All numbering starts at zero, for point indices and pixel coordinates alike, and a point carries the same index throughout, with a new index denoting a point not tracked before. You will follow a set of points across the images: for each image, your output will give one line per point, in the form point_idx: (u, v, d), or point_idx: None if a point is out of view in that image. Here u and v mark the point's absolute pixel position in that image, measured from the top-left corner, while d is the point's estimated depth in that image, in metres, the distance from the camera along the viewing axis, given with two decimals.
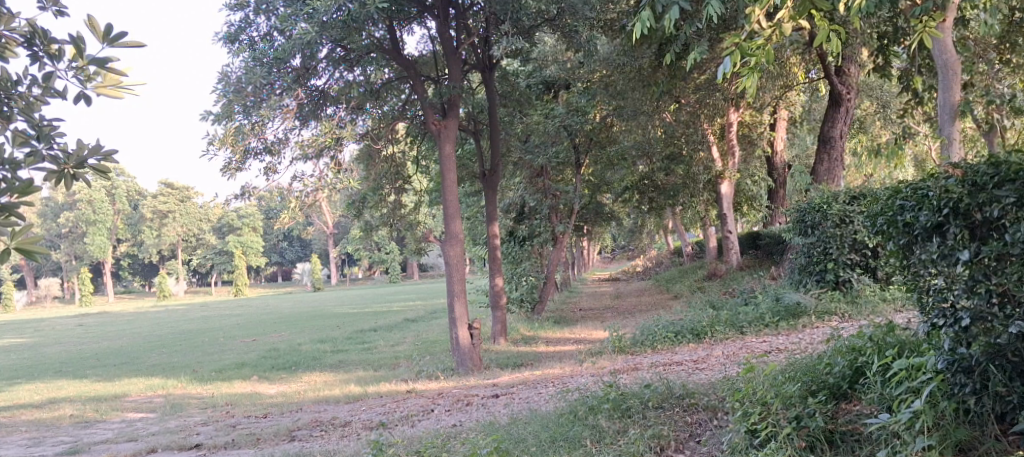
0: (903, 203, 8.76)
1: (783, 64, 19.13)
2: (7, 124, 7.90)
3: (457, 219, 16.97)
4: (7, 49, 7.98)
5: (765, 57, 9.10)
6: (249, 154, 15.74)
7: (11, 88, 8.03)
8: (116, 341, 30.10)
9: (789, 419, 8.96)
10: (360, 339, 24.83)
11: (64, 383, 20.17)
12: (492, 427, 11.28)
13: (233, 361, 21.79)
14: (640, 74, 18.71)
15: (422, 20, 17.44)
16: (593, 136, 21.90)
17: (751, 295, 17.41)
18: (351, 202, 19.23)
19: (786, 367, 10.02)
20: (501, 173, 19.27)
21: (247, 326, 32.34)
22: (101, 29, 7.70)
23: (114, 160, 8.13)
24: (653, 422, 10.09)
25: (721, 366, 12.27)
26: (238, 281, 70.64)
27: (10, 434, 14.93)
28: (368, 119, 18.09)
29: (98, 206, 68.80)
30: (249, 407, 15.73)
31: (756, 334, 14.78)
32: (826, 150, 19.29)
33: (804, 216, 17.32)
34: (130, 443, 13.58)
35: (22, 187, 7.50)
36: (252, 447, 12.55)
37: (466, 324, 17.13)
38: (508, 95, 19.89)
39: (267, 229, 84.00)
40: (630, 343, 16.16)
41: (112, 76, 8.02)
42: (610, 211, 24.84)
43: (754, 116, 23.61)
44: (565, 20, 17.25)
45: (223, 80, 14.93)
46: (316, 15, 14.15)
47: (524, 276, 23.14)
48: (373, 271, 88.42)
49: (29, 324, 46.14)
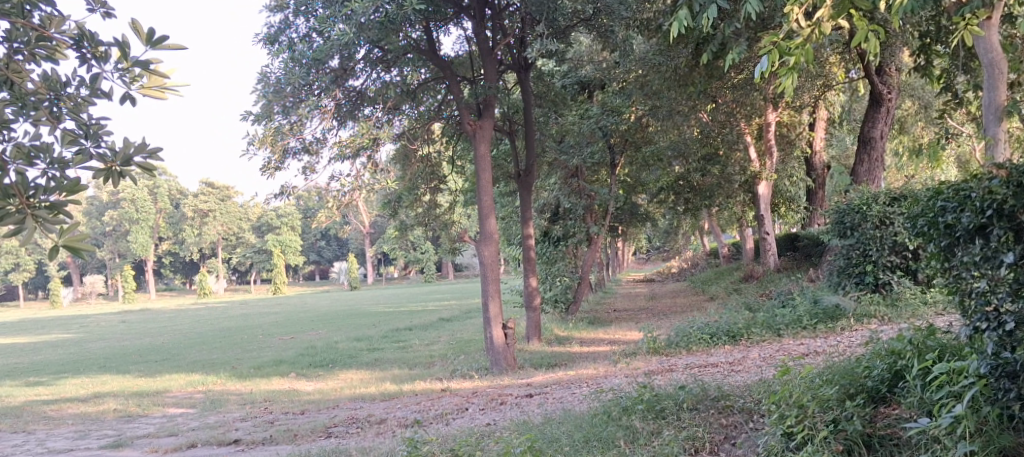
0: (945, 204, 8.69)
1: (823, 63, 18.93)
2: (58, 123, 8.13)
3: (492, 218, 16.98)
4: (57, 52, 8.26)
5: (803, 56, 9.04)
6: (288, 154, 15.89)
7: (62, 89, 8.27)
8: (158, 337, 30.54)
9: (826, 422, 8.93)
10: (395, 338, 24.98)
11: (107, 378, 20.49)
12: (526, 426, 11.32)
13: (271, 358, 22.02)
14: (676, 74, 18.39)
15: (458, 20, 17.48)
16: (628, 137, 21.87)
17: (788, 297, 17.28)
18: (387, 202, 19.36)
19: (823, 370, 9.93)
20: (536, 173, 19.26)
21: (285, 324, 32.68)
22: (144, 31, 7.86)
23: (160, 158, 8.29)
24: (687, 424, 10.09)
25: (758, 369, 12.20)
26: (277, 279, 71.18)
27: (57, 427, 15.21)
28: (404, 119, 18.20)
29: (140, 204, 69.89)
30: (287, 403, 15.90)
31: (793, 337, 14.67)
32: (866, 151, 19.07)
33: (842, 218, 17.10)
34: (171, 437, 13.76)
35: (70, 186, 7.73)
36: (289, 443, 12.68)
37: (501, 323, 17.13)
38: (543, 95, 20.11)
39: (304, 227, 84.71)
40: (665, 344, 16.09)
41: (156, 77, 8.19)
42: (645, 212, 24.67)
43: (793, 116, 23.25)
44: (601, 19, 17.41)
45: (263, 81, 15.22)
46: (353, 16, 14.21)
47: (559, 276, 23.10)
48: (408, 270, 88.87)
49: (74, 320, 46.91)
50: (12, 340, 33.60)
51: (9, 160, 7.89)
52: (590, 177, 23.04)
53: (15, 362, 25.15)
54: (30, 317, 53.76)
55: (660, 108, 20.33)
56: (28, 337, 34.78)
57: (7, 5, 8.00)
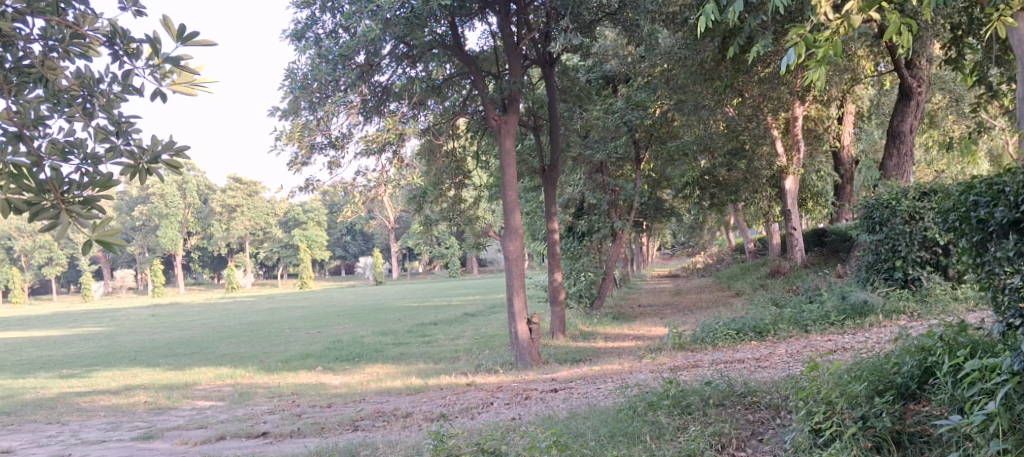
0: (978, 199, 9.26)
1: (852, 56, 18.76)
2: (91, 120, 8.53)
3: (518, 214, 16.96)
4: (91, 49, 8.56)
5: (830, 49, 8.97)
6: (315, 149, 15.96)
7: (95, 85, 8.64)
8: (187, 330, 30.79)
9: (855, 418, 8.89)
10: (420, 332, 25.04)
11: (138, 371, 20.70)
12: (552, 421, 11.32)
13: (299, 352, 22.16)
14: (702, 68, 18.33)
15: (483, 15, 17.47)
16: (653, 131, 21.76)
17: (815, 293, 17.17)
18: (412, 197, 19.52)
19: (851, 366, 9.86)
20: (560, 168, 19.24)
21: (311, 318, 32.85)
22: (176, 28, 7.97)
23: (186, 156, 8.41)
24: (714, 419, 10.05)
25: (785, 365, 12.14)
26: (303, 274, 71.60)
27: (90, 418, 15.39)
28: (429, 114, 18.23)
29: (169, 199, 70.54)
30: (314, 396, 16.00)
31: (821, 333, 14.57)
32: (895, 145, 18.91)
33: (872, 212, 16.99)
34: (200, 429, 13.88)
35: (102, 182, 8.15)
36: (317, 436, 12.76)
37: (526, 318, 17.11)
38: (568, 90, 20.03)
39: (330, 222, 85.06)
40: (690, 340, 16.02)
41: (186, 74, 8.30)
42: (670, 207, 24.40)
43: (821, 111, 23.11)
44: (627, 14, 17.29)
45: (291, 76, 15.38)
46: (380, 12, 14.27)
47: (583, 271, 23.06)
48: (433, 264, 89.06)
49: (105, 313, 47.37)
50: (45, 333, 34.03)
51: (43, 156, 8.16)
52: (614, 172, 22.98)
53: (48, 354, 25.48)
54: (66, 310, 54.56)
55: (685, 102, 20.04)
56: (60, 330, 35.25)
57: (42, 3, 8.36)
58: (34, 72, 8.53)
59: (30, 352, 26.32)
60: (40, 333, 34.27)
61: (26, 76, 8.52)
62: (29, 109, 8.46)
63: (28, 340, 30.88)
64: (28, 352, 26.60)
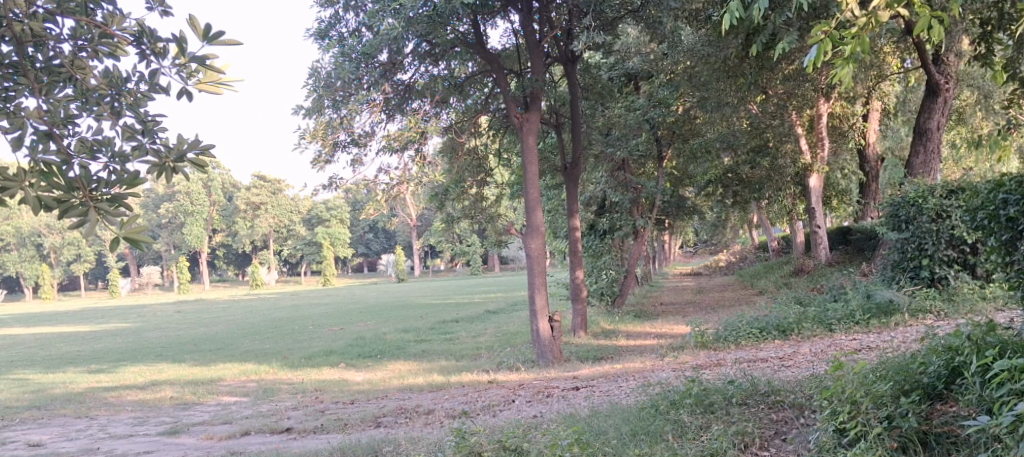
0: (1008, 196, 9.57)
1: (878, 52, 18.58)
2: (118, 118, 8.76)
3: (539, 211, 16.93)
4: (118, 49, 8.81)
5: (859, 46, 8.88)
6: (337, 148, 16.00)
7: (122, 85, 8.89)
8: (212, 327, 31.00)
9: (880, 419, 8.84)
10: (442, 329, 25.08)
11: (164, 367, 20.88)
12: (573, 418, 11.30)
13: (322, 349, 22.24)
14: (725, 65, 18.17)
15: (505, 13, 17.44)
16: (675, 129, 21.62)
17: (840, 292, 16.99)
18: (434, 194, 19.41)
19: (877, 366, 9.78)
20: (582, 166, 19.18)
21: (335, 315, 33.01)
22: (201, 27, 8.42)
23: (211, 154, 8.58)
24: (737, 418, 9.99)
25: (809, 364, 12.04)
26: (327, 271, 71.87)
27: (117, 413, 15.53)
28: (450, 112, 18.05)
29: (195, 196, 71.26)
30: (337, 393, 16.05)
31: (846, 332, 14.45)
32: (922, 142, 18.70)
33: (897, 211, 16.84)
34: (226, 425, 13.96)
35: (129, 180, 8.35)
36: (340, 432, 12.81)
37: (547, 316, 17.08)
38: (590, 88, 19.99)
39: (352, 220, 85.31)
40: (713, 338, 15.92)
41: (211, 73, 8.69)
42: (693, 205, 24.06)
43: (845, 107, 23.01)
44: (649, 11, 17.19)
45: (314, 75, 15.41)
46: (402, 10, 14.40)
47: (605, 269, 23.01)
48: (456, 262, 88.97)
49: (131, 310, 47.77)
50: (75, 329, 34.43)
51: (73, 154, 8.39)
52: (636, 169, 22.85)
53: (76, 349, 25.76)
54: (96, 306, 55.26)
55: (708, 99, 19.85)
56: (89, 326, 35.64)
57: (72, 4, 8.69)
58: (63, 72, 8.82)
59: (59, 348, 26.62)
60: (70, 329, 34.67)
61: (55, 75, 8.81)
62: (59, 108, 8.70)
63: (58, 335, 31.26)
64: (57, 347, 26.91)
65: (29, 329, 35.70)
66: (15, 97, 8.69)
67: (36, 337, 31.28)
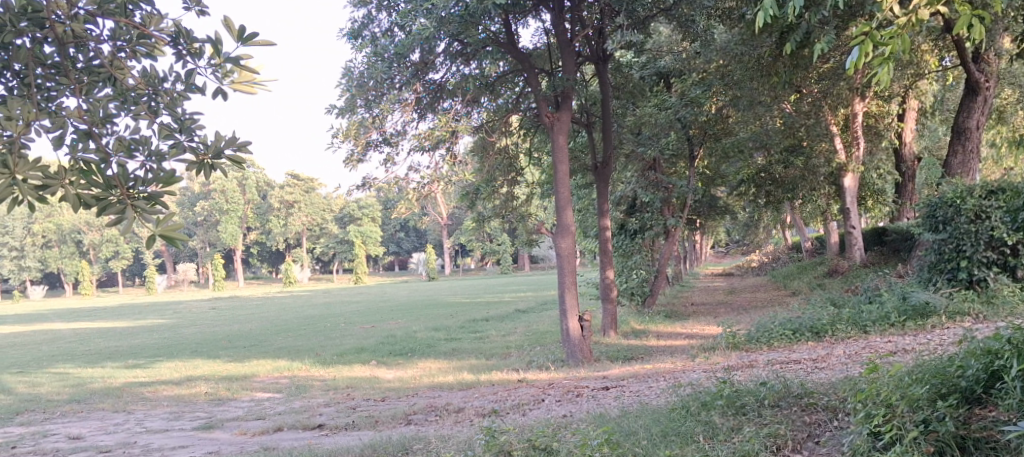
0: None
1: (915, 52, 18.36)
2: (156, 117, 8.84)
3: (570, 210, 16.83)
4: (156, 49, 8.94)
5: (901, 45, 8.73)
6: (370, 147, 16.06)
7: (159, 85, 9.00)
8: (246, 324, 31.27)
9: (917, 422, 8.74)
10: (472, 328, 25.09)
11: (199, 363, 21.06)
12: (603, 418, 11.23)
13: (353, 346, 22.33)
14: (759, 63, 17.99)
15: (537, 13, 17.40)
16: (708, 128, 21.41)
17: (875, 293, 16.74)
18: (465, 193, 19.51)
19: (913, 368, 9.65)
20: (613, 165, 19.13)
21: (366, 313, 33.16)
22: (236, 28, 8.55)
23: (248, 152, 8.67)
24: (769, 420, 9.90)
25: (843, 366, 11.90)
26: (358, 269, 72.23)
27: (153, 407, 15.66)
28: (482, 111, 18.21)
29: (229, 195, 71.93)
30: (368, 390, 16.10)
31: (880, 334, 14.27)
32: (961, 141, 18.40)
33: (935, 211, 16.55)
34: (259, 421, 14.03)
35: (166, 178, 8.43)
36: (371, 429, 12.83)
37: (577, 316, 17.01)
38: (621, 87, 20.34)
39: (384, 218, 85.74)
40: (745, 339, 15.80)
41: (247, 73, 8.77)
42: (725, 205, 23.88)
43: (882, 107, 22.79)
44: (682, 9, 17.13)
45: (347, 75, 15.48)
46: (434, 10, 14.45)
47: (636, 269, 22.93)
48: (486, 261, 89.13)
49: (167, 306, 48.27)
50: (113, 324, 34.84)
51: (111, 152, 8.46)
52: (668, 169, 22.70)
53: (114, 345, 26.05)
54: (135, 302, 56.00)
55: (740, 98, 19.69)
56: (127, 321, 36.06)
57: (112, 5, 8.78)
58: (103, 72, 8.91)
59: (97, 343, 26.94)
60: (108, 324, 35.10)
61: (95, 75, 8.90)
62: (98, 108, 8.77)
63: (96, 331, 31.64)
64: (95, 342, 27.24)
65: (69, 324, 36.20)
66: (56, 97, 8.81)
67: (76, 332, 31.71)
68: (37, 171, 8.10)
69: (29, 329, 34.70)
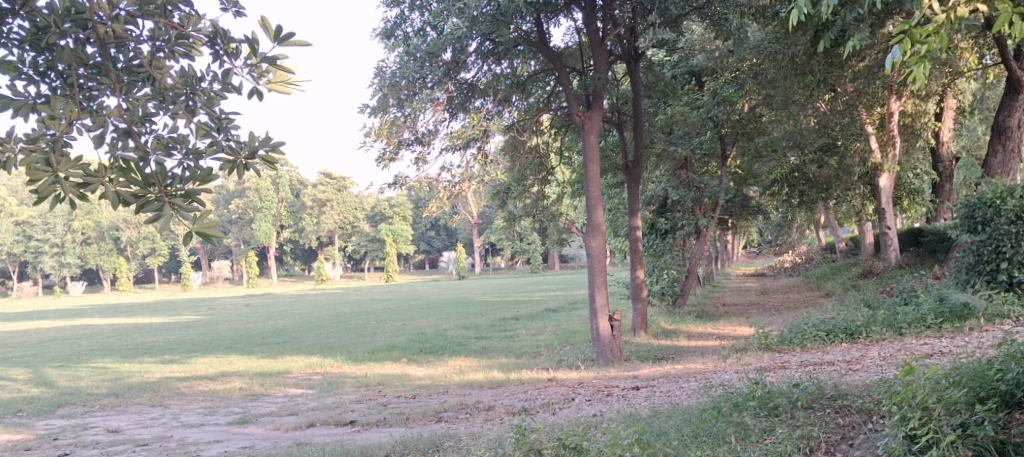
0: None
1: (954, 50, 18.18)
2: (194, 117, 8.93)
3: (600, 210, 16.74)
4: (194, 49, 9.03)
5: (937, 43, 8.66)
6: (402, 146, 16.11)
7: (196, 84, 9.08)
8: (280, 320, 31.54)
9: (954, 426, 8.64)
10: (502, 327, 25.11)
11: (233, 358, 21.26)
12: (634, 418, 11.18)
13: (384, 344, 22.43)
14: (794, 63, 17.79)
15: (568, 12, 17.35)
16: (740, 127, 21.30)
17: (910, 294, 16.58)
18: (496, 193, 19.31)
19: (950, 371, 9.53)
20: (644, 164, 19.07)
21: (398, 311, 33.30)
22: (272, 29, 8.61)
23: (282, 152, 8.73)
24: (803, 422, 9.81)
25: (878, 368, 11.75)
26: (389, 268, 72.45)
27: (189, 402, 15.82)
28: (513, 111, 18.21)
29: (264, 193, 72.55)
30: (400, 387, 16.16)
31: (916, 336, 14.09)
32: (1001, 141, 18.12)
33: (973, 212, 16.34)
34: (292, 417, 14.12)
35: (202, 176, 8.49)
36: (402, 426, 12.86)
37: (607, 315, 16.92)
38: (653, 85, 20.45)
39: (415, 217, 86.08)
40: (778, 341, 15.69)
41: (282, 73, 8.83)
42: (757, 204, 23.60)
43: (919, 106, 22.11)
44: (714, 8, 17.21)
45: (380, 75, 15.62)
46: (467, 10, 14.48)
47: (666, 269, 22.81)
48: (516, 261, 89.15)
49: (202, 302, 48.80)
50: (151, 320, 35.32)
51: (149, 150, 8.55)
52: (699, 169, 22.55)
53: (152, 340, 26.37)
54: (171, 299, 56.75)
55: (774, 97, 19.55)
56: (164, 318, 36.47)
57: (152, 5, 8.88)
58: (142, 71, 9.01)
59: (135, 338, 27.29)
60: (146, 320, 35.57)
61: (135, 75, 9.00)
62: (137, 107, 8.87)
63: (134, 327, 32.06)
64: (133, 338, 27.59)
65: (109, 320, 36.78)
66: (97, 96, 8.89)
67: (115, 327, 32.16)
68: (77, 169, 8.18)
69: (69, 325, 35.24)
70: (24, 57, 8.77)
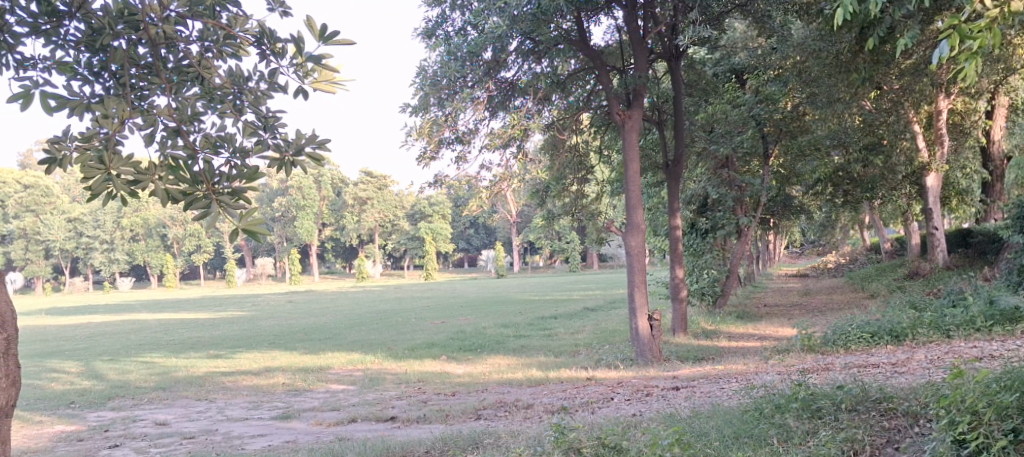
0: None
1: (1006, 47, 17.73)
2: (241, 116, 9.00)
3: (640, 209, 16.60)
4: (241, 49, 9.09)
5: (989, 38, 8.43)
6: (442, 144, 16.14)
7: (243, 83, 9.16)
8: (322, 317, 31.78)
9: (1005, 431, 8.48)
10: (541, 325, 25.08)
11: (276, 354, 21.46)
12: (674, 418, 11.09)
13: (424, 341, 22.51)
14: (838, 60, 17.23)
15: (610, 9, 17.26)
16: (783, 126, 20.97)
17: (959, 297, 16.18)
18: (535, 191, 19.38)
19: (1001, 374, 9.31)
20: (684, 164, 18.80)
21: (439, 308, 33.42)
22: (317, 28, 8.64)
23: (329, 148, 8.75)
24: (846, 425, 9.67)
25: (925, 371, 11.56)
26: (429, 266, 72.70)
27: (233, 397, 15.99)
28: (552, 110, 17.95)
29: (306, 191, 73.28)
30: (440, 385, 16.18)
31: (965, 339, 13.83)
32: None
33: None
34: (334, 412, 14.21)
35: (249, 174, 8.60)
36: (442, 423, 12.88)
37: (647, 315, 16.79)
38: (694, 83, 20.16)
39: (455, 215, 86.29)
40: (821, 342, 15.48)
41: (327, 72, 8.86)
42: (800, 204, 23.45)
43: (968, 103, 21.99)
44: (757, 5, 17.39)
45: (421, 74, 15.69)
46: (507, 9, 14.44)
47: (706, 268, 22.57)
48: (555, 259, 89.03)
49: (246, 298, 49.32)
50: (196, 315, 35.78)
51: (198, 149, 8.65)
52: (741, 168, 22.33)
53: (197, 335, 26.70)
54: (217, 295, 57.49)
55: (817, 95, 19.12)
56: (209, 313, 36.92)
57: (201, 7, 8.96)
58: (191, 71, 9.09)
59: (181, 333, 27.66)
60: (192, 315, 36.07)
61: (184, 75, 9.09)
62: (186, 106, 8.95)
63: (180, 322, 32.53)
64: (180, 333, 27.96)
65: (157, 315, 37.34)
66: (148, 96, 9.02)
67: (162, 322, 32.63)
68: (128, 167, 8.31)
69: (118, 319, 35.83)
70: (79, 57, 8.90)
